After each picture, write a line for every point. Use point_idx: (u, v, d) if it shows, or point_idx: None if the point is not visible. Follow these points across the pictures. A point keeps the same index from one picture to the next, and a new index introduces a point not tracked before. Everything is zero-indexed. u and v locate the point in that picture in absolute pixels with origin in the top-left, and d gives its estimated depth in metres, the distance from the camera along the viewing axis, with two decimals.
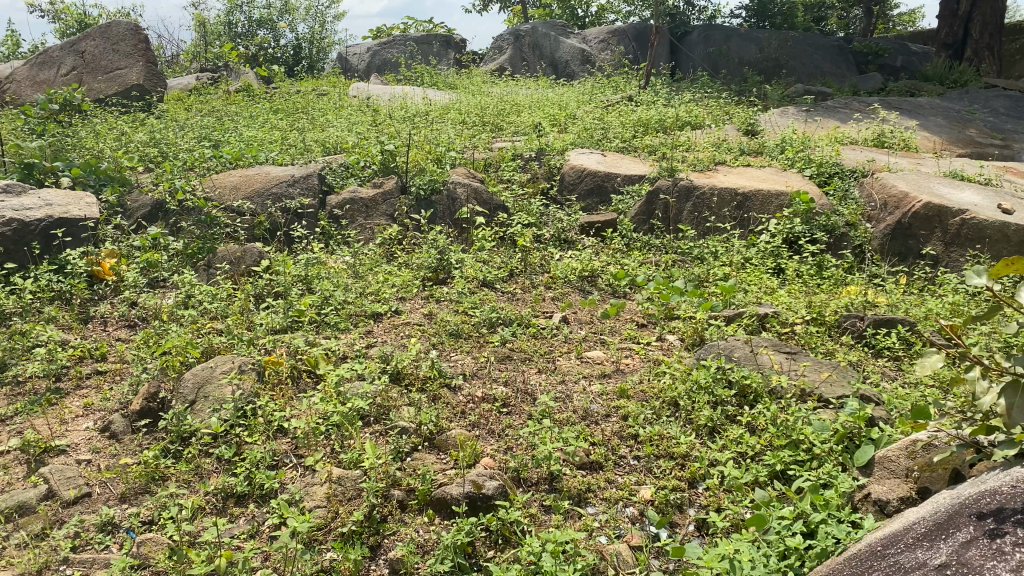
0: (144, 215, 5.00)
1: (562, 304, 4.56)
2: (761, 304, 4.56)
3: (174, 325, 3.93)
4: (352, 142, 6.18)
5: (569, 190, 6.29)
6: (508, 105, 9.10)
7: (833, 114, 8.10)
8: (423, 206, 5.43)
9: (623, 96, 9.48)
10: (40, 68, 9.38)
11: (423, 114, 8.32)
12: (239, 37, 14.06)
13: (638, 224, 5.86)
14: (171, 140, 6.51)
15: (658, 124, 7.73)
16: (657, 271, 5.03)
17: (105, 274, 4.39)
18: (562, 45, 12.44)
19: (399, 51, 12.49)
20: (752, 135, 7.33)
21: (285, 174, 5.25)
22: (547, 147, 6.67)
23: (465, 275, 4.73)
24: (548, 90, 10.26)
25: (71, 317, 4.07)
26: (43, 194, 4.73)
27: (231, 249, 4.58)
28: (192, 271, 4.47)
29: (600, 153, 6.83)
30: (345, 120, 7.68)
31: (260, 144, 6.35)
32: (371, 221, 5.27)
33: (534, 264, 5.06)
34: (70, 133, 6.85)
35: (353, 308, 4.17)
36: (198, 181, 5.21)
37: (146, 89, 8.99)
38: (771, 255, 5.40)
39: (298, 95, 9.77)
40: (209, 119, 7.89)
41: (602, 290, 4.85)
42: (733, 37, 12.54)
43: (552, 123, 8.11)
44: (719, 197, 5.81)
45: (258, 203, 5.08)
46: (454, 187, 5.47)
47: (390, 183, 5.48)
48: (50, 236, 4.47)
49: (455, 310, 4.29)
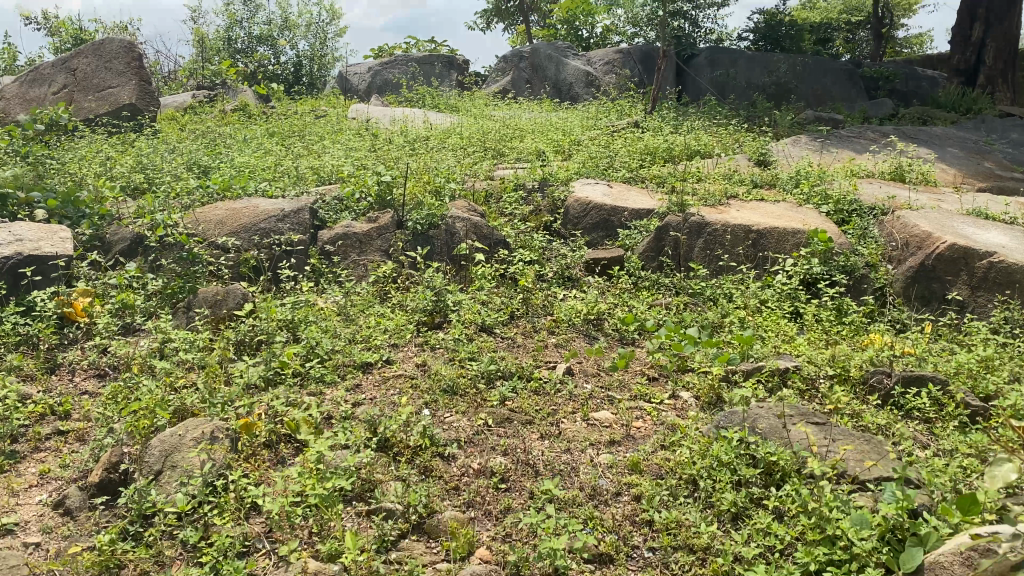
0: (123, 250, 4.72)
1: (567, 352, 4.24)
2: (781, 356, 4.25)
3: (145, 377, 3.63)
4: (348, 171, 5.90)
5: (574, 224, 5.94)
6: (511, 130, 8.85)
7: (848, 145, 7.80)
8: (420, 241, 5.11)
9: (629, 121, 9.21)
10: (30, 85, 9.01)
11: (424, 140, 8.05)
12: (239, 53, 13.84)
13: (646, 260, 5.53)
14: (159, 166, 6.23)
15: (666, 153, 7.44)
16: (667, 316, 4.73)
17: (77, 315, 4.13)
18: (567, 67, 12.17)
19: (401, 71, 12.31)
20: (765, 167, 7.04)
21: (275, 207, 4.94)
22: (552, 177, 6.37)
23: (463, 317, 4.41)
24: (552, 114, 10.01)
25: (36, 366, 3.77)
26: (15, 227, 4.44)
27: (212, 289, 4.25)
28: (170, 314, 4.18)
29: (606, 183, 6.48)
30: (343, 145, 7.42)
31: (251, 172, 6.07)
32: (364, 257, 4.97)
33: (536, 306, 4.74)
34: (56, 157, 6.59)
35: (341, 358, 3.86)
36: (180, 214, 4.90)
37: (138, 108, 8.82)
38: (787, 299, 5.10)
39: (295, 116, 9.52)
40: (202, 141, 7.63)
41: (609, 336, 4.53)
42: (741, 60, 12.31)
43: (556, 151, 7.83)
44: (733, 234, 5.50)
45: (244, 239, 4.78)
46: (453, 222, 5.16)
47: (386, 217, 5.17)
48: (17, 274, 4.17)
49: (451, 360, 3.98)
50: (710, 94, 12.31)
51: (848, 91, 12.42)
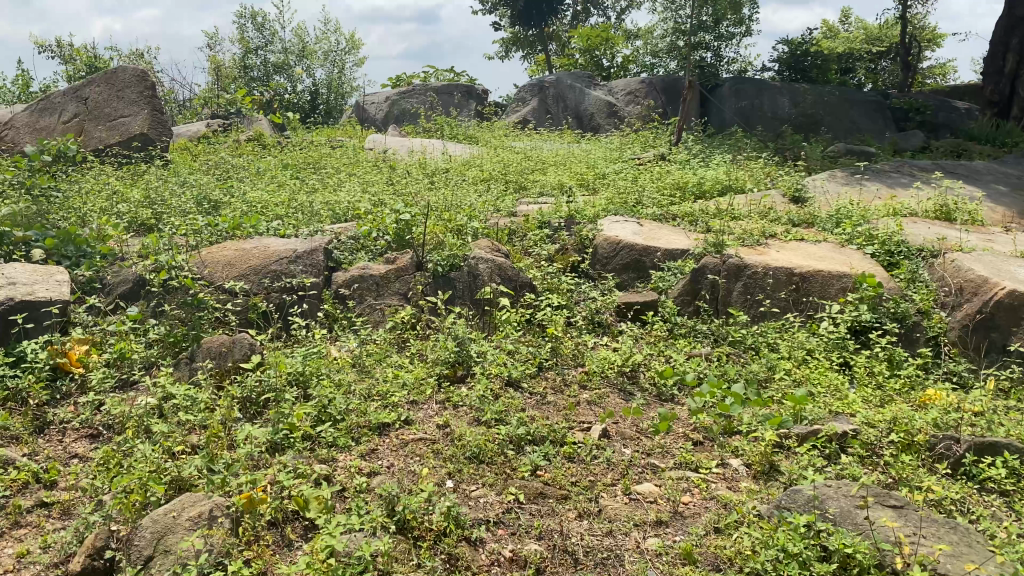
0: (125, 293, 4.41)
1: (602, 411, 3.88)
2: (836, 417, 3.87)
3: (140, 439, 3.30)
4: (365, 208, 5.60)
5: (604, 265, 5.60)
6: (533, 163, 8.57)
7: (888, 180, 7.44)
8: (442, 285, 4.78)
9: (655, 153, 8.91)
10: (40, 114, 8.79)
11: (443, 173, 7.76)
12: (255, 81, 13.70)
13: (681, 305, 5.19)
14: (167, 201, 5.96)
15: (696, 190, 7.12)
16: (708, 368, 4.36)
17: (72, 365, 3.83)
18: (588, 97, 11.96)
19: (419, 101, 12.05)
20: (801, 204, 6.69)
21: (288, 248, 4.63)
22: (578, 215, 6.04)
23: (488, 369, 4.05)
24: (574, 145, 9.74)
25: (23, 425, 3.44)
26: (9, 270, 4.13)
27: (217, 338, 3.92)
28: (172, 366, 3.86)
29: (637, 221, 6.06)
30: (359, 179, 7.15)
31: (263, 208, 5.78)
32: (381, 301, 4.64)
33: (566, 356, 4.39)
34: (61, 190, 6.34)
35: (354, 419, 3.51)
36: (186, 255, 4.58)
37: (149, 139, 8.59)
38: (835, 349, 4.73)
39: (310, 147, 9.28)
40: (215, 173, 7.38)
41: (646, 391, 4.17)
42: (767, 90, 12.09)
43: (581, 185, 7.52)
44: (774, 278, 5.15)
45: (254, 282, 4.46)
46: (475, 263, 4.85)
47: (405, 258, 4.85)
48: (8, 321, 3.84)
49: (476, 421, 3.63)
50: (736, 124, 12.02)
51: (876, 121, 12.11)
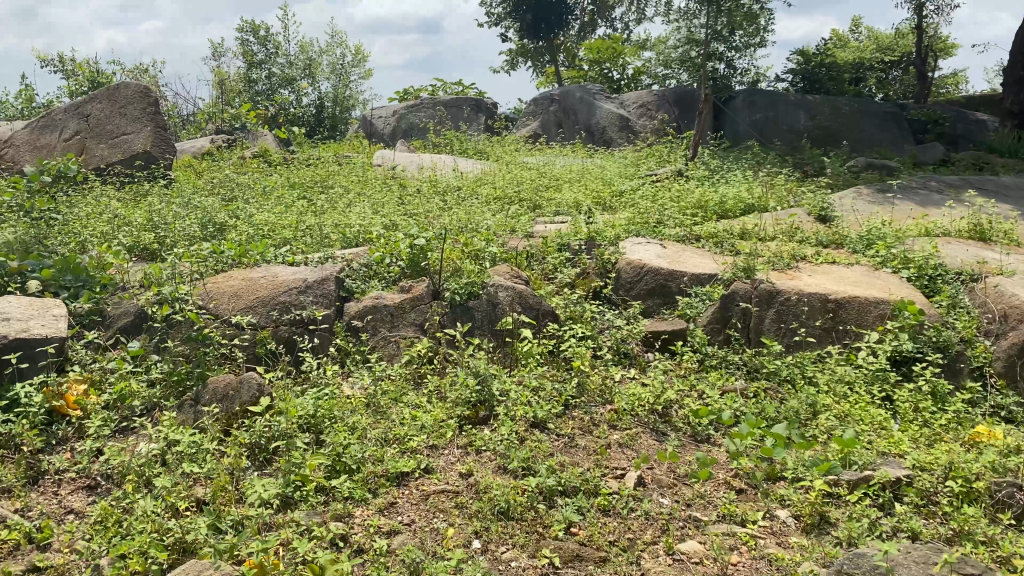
0: (125, 327, 4.17)
1: (635, 456, 3.63)
2: (886, 461, 3.63)
3: (140, 494, 3.05)
4: (377, 232, 5.36)
5: (628, 290, 5.32)
6: (546, 179, 8.33)
7: (917, 198, 7.18)
8: (460, 315, 4.53)
9: (671, 169, 8.67)
10: (41, 132, 8.58)
11: (455, 192, 7.53)
12: (260, 95, 13.50)
13: (711, 334, 4.93)
14: (171, 225, 5.73)
15: (717, 209, 6.87)
16: (744, 406, 4.11)
17: (68, 409, 3.59)
18: (599, 110, 11.73)
19: (427, 115, 11.83)
20: (829, 224, 6.43)
21: (297, 277, 4.38)
22: (599, 236, 5.77)
23: (512, 407, 3.80)
24: (587, 160, 9.51)
25: (14, 476, 3.19)
26: (3, 303, 3.88)
27: (223, 378, 3.67)
28: (175, 408, 3.61)
29: (659, 243, 5.78)
30: (368, 199, 6.92)
31: (269, 232, 5.54)
32: (396, 333, 4.39)
33: (593, 392, 4.13)
34: (61, 214, 6.11)
35: (370, 468, 3.26)
36: (191, 285, 4.34)
37: (153, 157, 8.38)
38: (876, 381, 4.47)
39: (317, 164, 9.06)
40: (220, 193, 7.15)
41: (680, 431, 3.92)
42: (782, 102, 11.84)
43: (597, 204, 7.27)
44: (809, 304, 4.88)
45: (261, 314, 4.21)
46: (495, 291, 4.59)
47: (420, 287, 4.60)
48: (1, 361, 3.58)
49: (502, 470, 3.38)
50: (750, 137, 11.80)
51: (893, 133, 11.84)
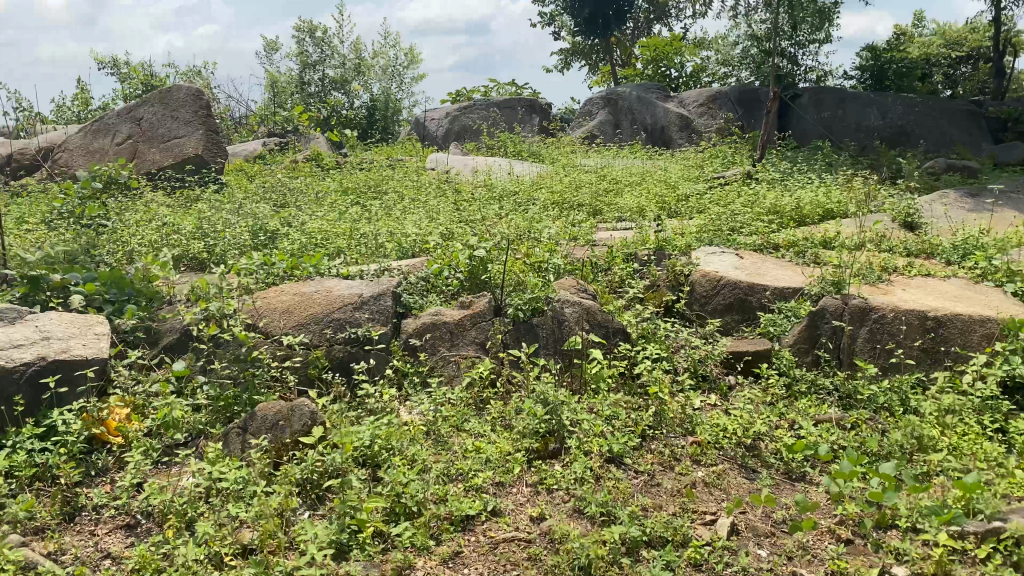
0: (171, 345, 3.94)
1: (725, 498, 3.27)
2: (1016, 508, 3.09)
3: (183, 539, 2.80)
4: (434, 242, 5.06)
5: (703, 304, 4.92)
6: (606, 183, 7.95)
7: (1012, 203, 6.64)
8: (523, 333, 4.18)
9: (740, 172, 8.23)
10: (94, 137, 8.50)
11: (513, 198, 7.20)
12: (312, 97, 13.35)
13: (798, 354, 4.49)
14: (222, 233, 5.51)
15: (794, 215, 6.42)
16: (842, 438, 3.70)
17: (109, 435, 3.35)
18: (659, 109, 11.31)
19: (480, 117, 11.49)
20: (918, 231, 5.94)
21: (352, 292, 4.07)
22: (669, 244, 5.38)
23: (586, 437, 3.45)
24: (648, 162, 9.10)
25: (49, 514, 2.95)
26: (42, 321, 3.64)
27: (273, 405, 3.37)
28: (222, 439, 3.34)
29: (735, 253, 5.36)
30: (424, 205, 6.64)
31: (324, 241, 5.27)
32: (456, 351, 4.06)
33: (672, 421, 3.75)
34: (111, 221, 5.95)
35: (433, 509, 2.94)
36: (241, 300, 4.06)
37: (204, 161, 8.23)
38: (986, 411, 3.94)
39: (368, 168, 8.81)
40: (271, 199, 6.94)
41: (772, 469, 3.55)
42: (850, 100, 11.26)
43: (664, 209, 6.87)
44: (906, 323, 4.40)
45: (315, 332, 3.92)
46: (561, 307, 4.22)
47: (481, 302, 4.25)
48: (39, 386, 3.33)
49: (577, 514, 3.04)
50: (817, 135, 11.25)
51: (970, 132, 11.14)
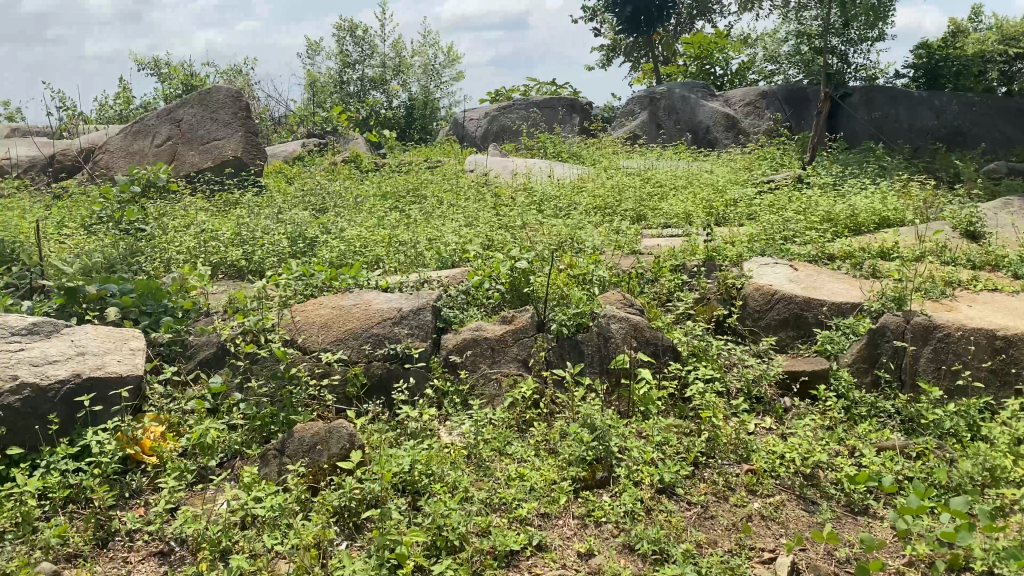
0: (207, 359, 3.85)
1: (783, 534, 3.09)
2: None
3: (217, 570, 2.69)
4: (475, 252, 4.92)
5: (755, 319, 4.71)
6: (649, 186, 7.76)
7: None
8: (568, 351, 4.01)
9: (788, 176, 7.98)
10: (133, 138, 8.50)
11: (554, 202, 7.04)
12: (351, 97, 13.31)
13: (858, 374, 4.25)
14: (260, 241, 5.43)
15: (848, 223, 6.17)
16: (908, 466, 3.48)
17: (143, 455, 3.28)
18: (703, 108, 11.06)
19: (519, 116, 11.36)
20: (981, 241, 5.66)
21: (391, 306, 3.94)
22: (719, 255, 5.18)
23: (635, 465, 3.29)
24: (692, 165, 8.88)
25: (82, 540, 2.87)
26: (78, 335, 3.56)
27: (310, 426, 3.25)
28: (257, 461, 3.23)
29: (788, 265, 5.14)
30: (464, 211, 6.51)
31: (363, 250, 5.17)
32: (498, 369, 3.91)
33: (725, 447, 3.58)
34: (150, 225, 5.91)
35: (475, 544, 2.81)
36: (279, 313, 3.96)
37: (243, 163, 8.21)
38: None
39: (407, 171, 8.72)
40: (310, 203, 6.87)
41: (832, 500, 3.35)
42: (903, 99, 10.91)
43: (710, 216, 6.67)
44: (974, 342, 4.13)
45: (353, 348, 3.78)
46: (607, 324, 4.06)
47: (523, 317, 4.08)
48: (73, 404, 3.25)
49: (626, 550, 2.89)
50: (867, 137, 10.99)
51: None
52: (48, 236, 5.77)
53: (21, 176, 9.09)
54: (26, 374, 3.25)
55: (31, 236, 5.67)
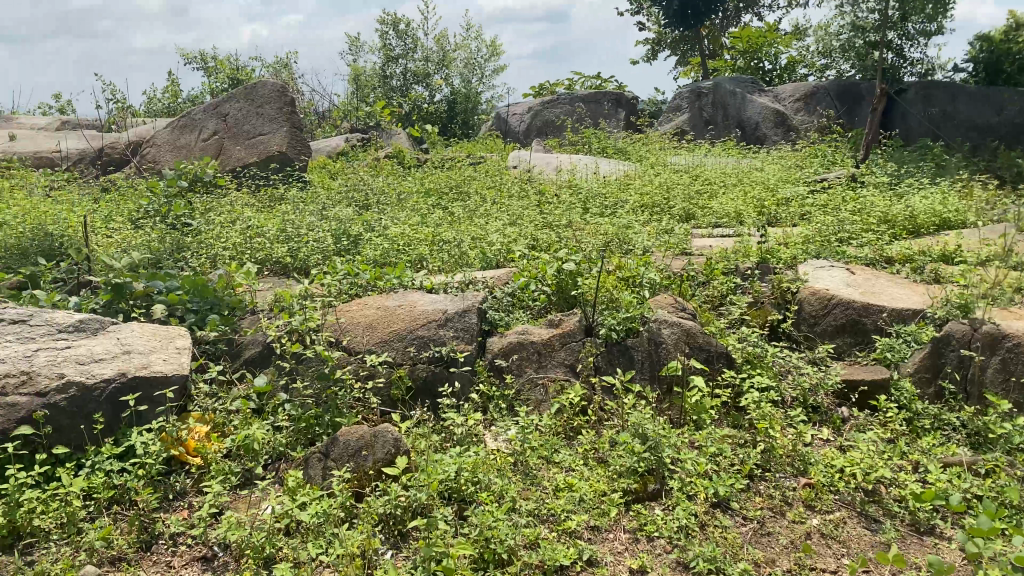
0: (252, 359, 3.82)
1: (846, 554, 2.94)
2: None
3: None
4: (521, 252, 4.83)
5: (811, 325, 4.54)
6: (696, 184, 7.60)
7: None
8: (617, 356, 3.90)
9: (842, 175, 7.77)
10: (180, 132, 8.55)
11: (599, 199, 6.92)
12: (394, 91, 13.30)
13: (920, 385, 4.05)
14: (304, 238, 5.41)
15: (906, 224, 5.96)
16: (976, 483, 3.31)
17: (188, 456, 3.25)
18: (752, 104, 10.83)
19: (563, 111, 11.22)
20: None
21: (436, 308, 3.85)
22: (772, 258, 5.03)
23: (689, 477, 3.17)
24: (740, 162, 8.68)
25: (127, 543, 2.83)
26: (124, 333, 3.54)
27: (355, 430, 3.18)
28: (302, 465, 3.18)
29: (845, 268, 4.95)
30: (508, 208, 6.43)
31: (407, 249, 5.12)
32: (544, 374, 3.81)
33: (782, 459, 3.44)
34: (195, 221, 5.92)
35: (524, 558, 2.72)
36: (323, 313, 3.90)
37: (287, 158, 8.21)
38: None
39: (451, 167, 8.68)
40: (354, 200, 6.85)
41: (896, 519, 3.19)
42: (962, 96, 10.57)
43: (761, 216, 6.50)
44: None
45: (398, 350, 3.70)
46: (658, 329, 3.93)
47: (571, 321, 3.98)
48: (118, 403, 3.22)
49: (680, 568, 2.78)
50: (923, 133, 10.69)
51: None
52: (96, 230, 5.81)
53: (70, 168, 9.21)
54: (72, 372, 3.22)
55: (79, 230, 5.70)
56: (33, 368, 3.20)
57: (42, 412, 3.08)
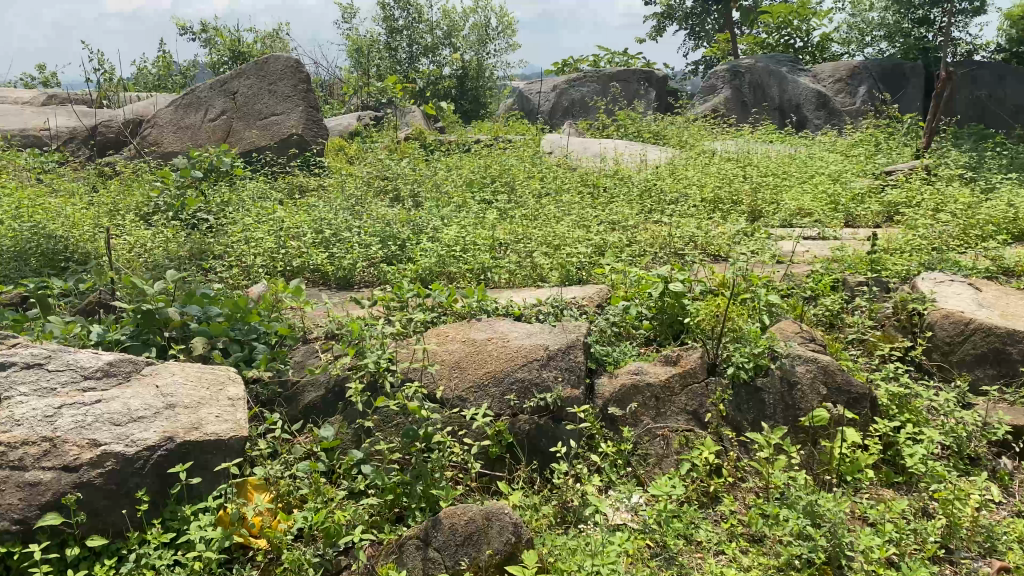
0: (315, 405, 3.19)
1: None
2: None
3: None
4: (606, 265, 4.19)
5: (945, 354, 3.93)
6: (753, 173, 6.97)
7: None
8: (746, 400, 3.30)
9: (912, 165, 7.16)
10: (184, 111, 7.77)
11: (657, 193, 6.27)
12: (401, 65, 12.50)
13: None
14: (346, 244, 4.75)
15: (1010, 228, 5.35)
16: None
17: (251, 540, 2.61)
18: (792, 85, 10.28)
19: (591, 91, 10.59)
20: None
21: (535, 343, 3.23)
22: (882, 269, 4.45)
23: (874, 567, 2.55)
24: (793, 149, 8.05)
25: None
26: (164, 378, 2.88)
27: (463, 511, 2.57)
28: (398, 558, 2.54)
29: (967, 283, 4.33)
30: (563, 204, 5.80)
31: (467, 257, 4.47)
32: (665, 423, 3.21)
33: (966, 534, 2.85)
34: (216, 221, 5.24)
35: None
36: (399, 350, 3.26)
37: (305, 141, 7.54)
38: None
39: (480, 151, 7.97)
40: (387, 194, 6.18)
41: None
42: (1008, 76, 10.05)
43: (837, 214, 5.90)
44: None
45: (494, 397, 3.09)
46: (791, 365, 3.34)
47: (689, 358, 3.37)
48: (166, 476, 2.58)
49: None
50: (970, 118, 10.08)
51: None
52: (103, 227, 5.10)
53: (60, 148, 8.42)
54: (106, 437, 2.56)
55: (85, 228, 5.01)
56: (58, 432, 2.54)
57: (72, 495, 2.43)
